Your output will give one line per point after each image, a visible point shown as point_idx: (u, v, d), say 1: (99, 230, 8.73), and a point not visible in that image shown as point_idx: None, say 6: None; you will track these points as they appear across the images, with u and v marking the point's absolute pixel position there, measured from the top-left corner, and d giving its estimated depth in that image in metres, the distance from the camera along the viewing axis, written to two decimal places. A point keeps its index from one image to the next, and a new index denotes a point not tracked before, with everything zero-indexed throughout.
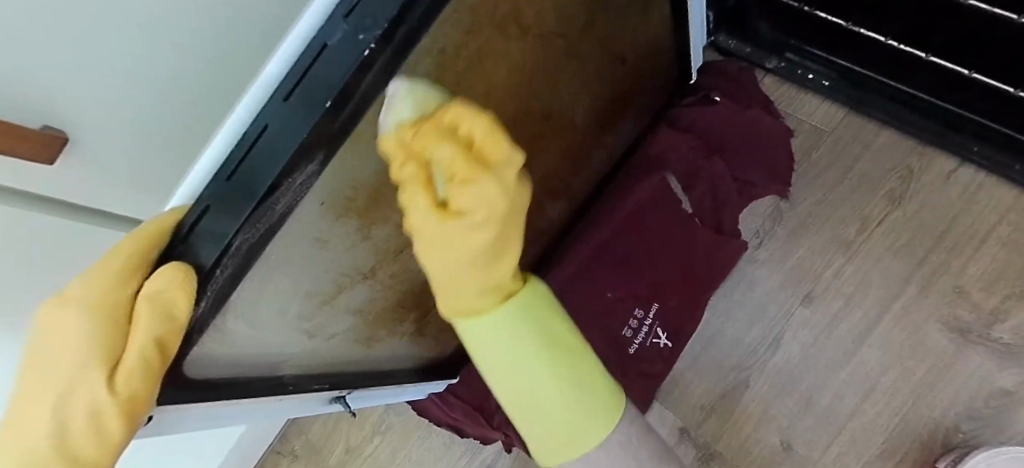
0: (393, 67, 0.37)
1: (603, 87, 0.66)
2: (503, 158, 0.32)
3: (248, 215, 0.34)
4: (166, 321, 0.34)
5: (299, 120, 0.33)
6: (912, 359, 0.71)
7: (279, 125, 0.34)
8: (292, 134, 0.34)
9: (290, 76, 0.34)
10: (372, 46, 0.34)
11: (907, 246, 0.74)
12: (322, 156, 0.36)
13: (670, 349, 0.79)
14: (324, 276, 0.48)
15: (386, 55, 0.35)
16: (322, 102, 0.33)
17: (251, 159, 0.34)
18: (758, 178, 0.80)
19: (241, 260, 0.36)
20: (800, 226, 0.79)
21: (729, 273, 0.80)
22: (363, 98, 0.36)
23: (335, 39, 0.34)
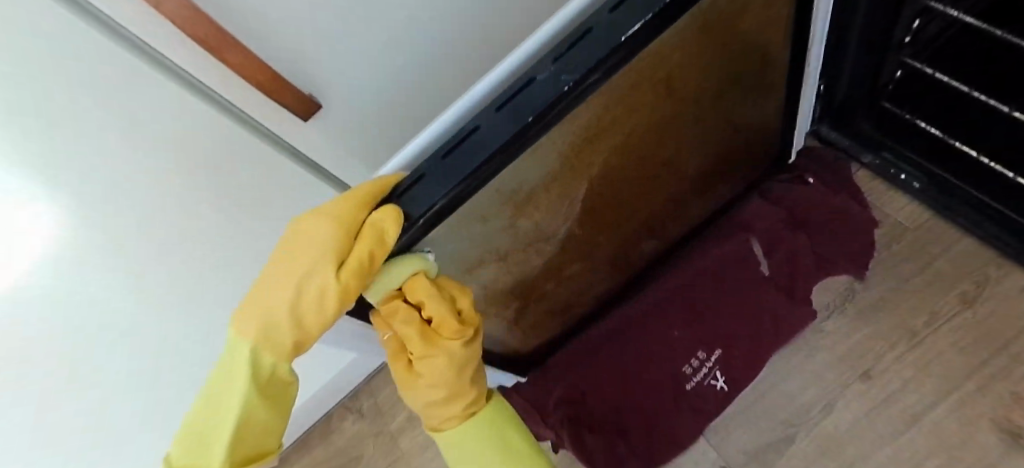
0: (576, 102, 0.50)
1: (713, 150, 0.78)
2: (439, 312, 0.49)
3: (454, 185, 0.49)
4: (381, 238, 0.46)
5: (502, 125, 0.49)
6: (956, 451, 0.74)
7: (490, 127, 0.49)
8: (498, 135, 0.49)
9: (504, 97, 0.50)
10: (570, 84, 0.48)
11: (972, 345, 0.78)
12: (509, 154, 0.50)
13: (726, 392, 0.87)
14: (478, 249, 0.61)
15: (577, 92, 0.49)
16: (525, 117, 0.48)
17: (465, 145, 0.50)
18: (839, 257, 0.88)
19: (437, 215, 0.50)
20: (870, 307, 0.85)
21: (795, 337, 0.87)
22: (552, 117, 0.50)
23: (541, 75, 0.49)
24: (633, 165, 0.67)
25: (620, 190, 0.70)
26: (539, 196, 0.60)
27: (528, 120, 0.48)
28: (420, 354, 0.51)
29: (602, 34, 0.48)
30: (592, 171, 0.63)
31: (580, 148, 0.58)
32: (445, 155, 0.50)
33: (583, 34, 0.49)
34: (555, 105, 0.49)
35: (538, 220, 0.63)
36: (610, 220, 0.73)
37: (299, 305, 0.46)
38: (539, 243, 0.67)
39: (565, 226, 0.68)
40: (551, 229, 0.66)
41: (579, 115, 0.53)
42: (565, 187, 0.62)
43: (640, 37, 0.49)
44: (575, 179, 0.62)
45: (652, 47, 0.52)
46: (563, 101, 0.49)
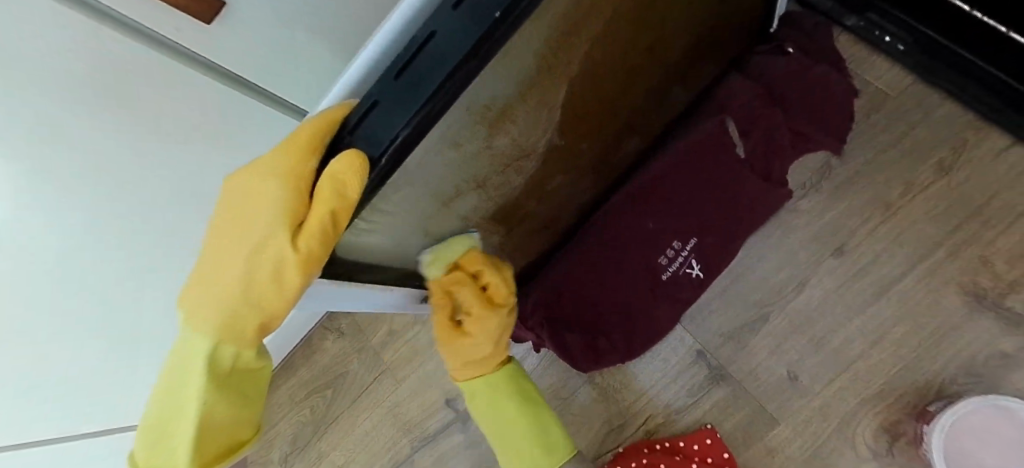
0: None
1: (696, 26, 0.68)
2: (502, 290, 0.63)
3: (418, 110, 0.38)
4: (338, 198, 0.37)
5: (466, 26, 0.37)
6: (924, 316, 0.78)
7: (449, 30, 0.37)
8: (459, 39, 0.37)
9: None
10: None
11: (943, 213, 0.79)
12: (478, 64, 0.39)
13: (701, 281, 0.86)
14: (446, 180, 0.51)
15: None
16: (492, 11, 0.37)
17: (421, 60, 0.38)
18: (816, 132, 0.84)
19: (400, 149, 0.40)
20: (847, 182, 0.84)
21: (771, 218, 0.87)
22: (522, 10, 0.39)
23: None
24: (615, 56, 0.58)
25: (601, 88, 0.61)
26: (514, 108, 0.50)
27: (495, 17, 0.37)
28: (478, 314, 0.61)
29: None
30: (571, 69, 0.53)
31: (558, 44, 0.48)
32: (400, 73, 0.38)
33: None
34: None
35: (517, 135, 0.54)
36: (590, 122, 0.65)
37: (251, 284, 0.39)
38: (518, 161, 0.58)
39: (546, 138, 0.59)
40: (529, 143, 0.57)
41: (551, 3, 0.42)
42: (544, 93, 0.52)
43: None
44: (553, 81, 0.52)
45: None
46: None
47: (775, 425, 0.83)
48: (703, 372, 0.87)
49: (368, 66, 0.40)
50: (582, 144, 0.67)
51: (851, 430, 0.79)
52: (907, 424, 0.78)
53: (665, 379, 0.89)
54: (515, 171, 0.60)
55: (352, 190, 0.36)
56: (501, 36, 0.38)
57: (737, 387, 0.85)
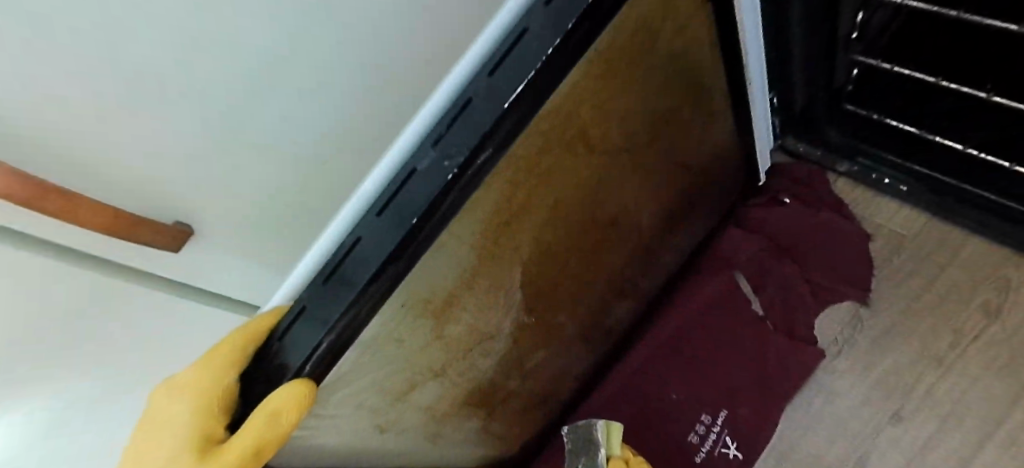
0: (475, 188, 0.42)
1: (670, 193, 0.68)
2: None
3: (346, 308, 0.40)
4: (266, 428, 0.38)
5: (390, 231, 0.41)
6: None
7: (372, 236, 0.41)
8: (383, 243, 0.41)
9: (383, 195, 0.41)
10: (453, 171, 0.40)
11: (1010, 364, 0.68)
12: (402, 261, 0.42)
13: (741, 461, 0.74)
14: (398, 373, 0.50)
15: (466, 178, 0.41)
16: (408, 215, 0.41)
17: (347, 266, 0.41)
18: (834, 281, 0.78)
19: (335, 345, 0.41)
20: (884, 334, 0.74)
21: (807, 381, 0.75)
22: (446, 210, 0.42)
23: (423, 165, 0.41)
24: (571, 232, 0.57)
25: (566, 262, 0.60)
26: (461, 296, 0.50)
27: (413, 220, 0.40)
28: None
29: (481, 103, 0.40)
30: (519, 252, 0.53)
31: (498, 231, 0.49)
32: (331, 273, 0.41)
33: (461, 105, 0.41)
34: (441, 198, 0.41)
35: (473, 321, 0.53)
36: (560, 297, 0.63)
37: None
38: (481, 343, 0.57)
39: (511, 318, 0.58)
40: (492, 324, 0.56)
41: (478, 202, 0.44)
42: (496, 277, 0.52)
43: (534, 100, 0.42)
44: (501, 266, 0.52)
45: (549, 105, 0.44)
46: (454, 187, 0.41)
47: None
48: None
49: (307, 268, 0.43)
50: (559, 318, 0.65)
51: None
52: None
53: None
54: (481, 354, 0.58)
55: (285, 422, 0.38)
56: (425, 235, 0.41)
57: None
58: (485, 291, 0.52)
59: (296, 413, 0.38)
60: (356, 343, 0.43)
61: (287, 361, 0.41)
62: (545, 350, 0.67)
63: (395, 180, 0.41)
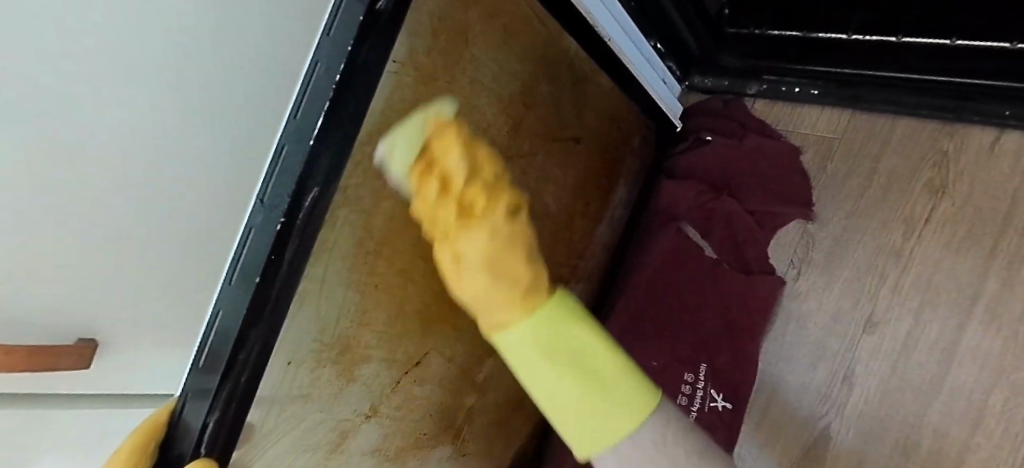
0: (313, 228, 0.42)
1: (570, 167, 0.67)
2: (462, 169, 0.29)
3: (216, 385, 0.39)
4: None
5: (241, 296, 0.39)
6: (1017, 372, 0.59)
7: (228, 306, 0.39)
8: (236, 311, 0.39)
9: (231, 264, 0.40)
10: (281, 219, 0.39)
11: (968, 238, 0.64)
12: (266, 323, 0.41)
13: (732, 411, 0.71)
14: (319, 429, 0.49)
15: (301, 221, 0.40)
16: (253, 276, 0.39)
17: (212, 342, 0.40)
18: (776, 204, 0.74)
19: (230, 422, 0.41)
20: (837, 244, 0.71)
21: (776, 314, 0.73)
22: (291, 259, 0.41)
23: (256, 222, 0.39)
24: None
25: None
26: (356, 335, 0.49)
27: (255, 281, 0.39)
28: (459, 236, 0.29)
29: (291, 145, 0.39)
30: (405, 275, 0.52)
31: (368, 262, 0.48)
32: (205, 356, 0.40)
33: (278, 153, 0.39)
34: (279, 250, 0.39)
35: (386, 354, 0.53)
36: None
37: None
38: (409, 372, 0.56)
39: (430, 340, 0.57)
40: (406, 351, 0.55)
41: (328, 239, 0.44)
42: (388, 306, 0.51)
43: (341, 130, 0.41)
44: (391, 293, 0.51)
45: (368, 128, 0.44)
46: (292, 234, 0.40)
47: None
48: None
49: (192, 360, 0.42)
50: None
51: None
52: None
53: None
54: (411, 382, 0.56)
55: None
56: (279, 289, 0.40)
57: None
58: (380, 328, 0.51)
59: None
60: (257, 406, 0.43)
61: (183, 447, 0.40)
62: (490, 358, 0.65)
63: (239, 246, 0.40)
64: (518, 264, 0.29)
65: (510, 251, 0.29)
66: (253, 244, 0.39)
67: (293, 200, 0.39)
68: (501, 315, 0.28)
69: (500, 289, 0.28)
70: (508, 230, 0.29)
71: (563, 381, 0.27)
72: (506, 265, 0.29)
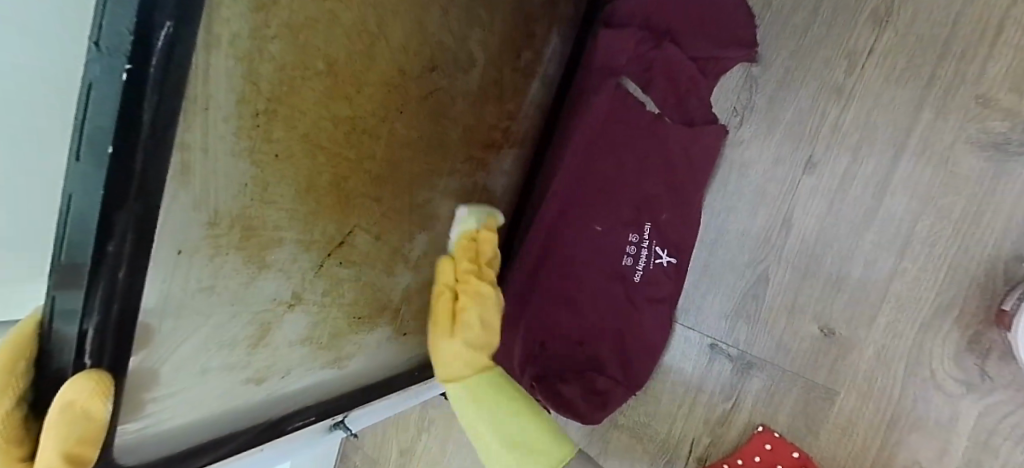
0: (175, 77, 0.30)
1: (497, 12, 0.58)
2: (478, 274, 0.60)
3: (87, 289, 0.29)
4: (76, 427, 0.31)
5: (92, 175, 0.28)
6: (945, 197, 0.62)
7: (78, 191, 0.28)
8: (90, 194, 0.28)
9: (74, 136, 0.29)
10: (130, 66, 0.27)
11: (908, 68, 0.63)
12: (139, 203, 0.31)
13: (676, 265, 0.74)
14: (237, 323, 0.43)
15: (158, 70, 0.29)
16: (102, 149, 0.28)
17: (68, 233, 0.29)
18: (720, 48, 0.69)
19: (117, 330, 0.32)
20: (780, 86, 0.69)
21: (717, 164, 0.73)
22: (154, 122, 0.30)
23: (96, 74, 0.28)
24: (380, 96, 0.48)
25: (396, 135, 0.51)
26: (260, 215, 0.41)
27: (110, 153, 0.28)
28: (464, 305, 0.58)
29: None
30: (312, 143, 0.43)
31: (260, 125, 0.38)
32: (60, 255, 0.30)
33: None
34: (135, 110, 0.28)
35: (303, 236, 0.46)
36: (406, 176, 0.55)
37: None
38: (336, 250, 0.50)
39: (354, 215, 0.50)
40: (330, 230, 0.48)
41: (201, 92, 0.33)
42: (296, 180, 0.43)
43: None
44: (299, 165, 0.43)
45: None
46: (148, 89, 0.29)
47: (835, 396, 0.68)
48: (725, 367, 0.74)
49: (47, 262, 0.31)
50: (422, 195, 0.58)
51: (925, 369, 0.64)
52: (990, 335, 0.61)
53: (694, 388, 0.76)
54: (338, 264, 0.51)
55: (96, 411, 0.31)
56: (144, 160, 0.30)
57: (771, 369, 0.71)
58: (301, 205, 0.44)
59: (105, 399, 0.31)
60: (149, 306, 0.34)
61: (63, 360, 0.32)
62: (421, 233, 0.61)
63: (79, 108, 0.28)
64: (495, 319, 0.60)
65: (490, 314, 0.59)
66: (98, 106, 0.28)
67: (138, 43, 0.27)
68: (473, 364, 0.59)
69: (478, 351, 0.59)
70: (492, 301, 0.60)
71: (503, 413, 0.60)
72: (488, 316, 0.59)
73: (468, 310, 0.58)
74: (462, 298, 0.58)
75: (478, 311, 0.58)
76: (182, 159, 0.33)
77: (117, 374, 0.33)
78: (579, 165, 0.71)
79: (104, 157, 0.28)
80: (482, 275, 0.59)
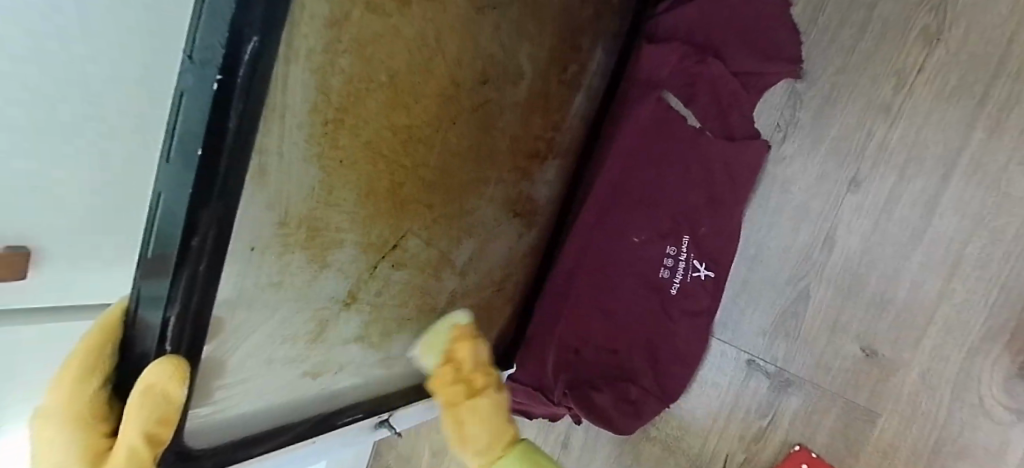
0: (258, 87, 0.33)
1: (545, 27, 0.60)
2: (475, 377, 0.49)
3: (172, 279, 0.32)
4: (156, 407, 0.34)
5: (184, 175, 0.31)
6: (998, 219, 0.60)
7: (169, 189, 0.31)
8: (181, 192, 0.31)
9: (166, 141, 0.32)
10: (221, 77, 0.30)
11: (960, 87, 0.62)
12: (221, 202, 0.33)
13: (714, 279, 0.74)
14: (298, 319, 0.45)
15: (243, 80, 0.32)
16: (191, 149, 0.31)
17: (159, 228, 0.32)
18: (764, 64, 0.70)
19: (195, 319, 0.35)
20: (825, 103, 0.68)
21: (759, 179, 0.73)
22: (237, 127, 0.33)
23: (190, 83, 0.31)
24: (434, 108, 0.50)
25: (448, 144, 0.54)
26: (323, 217, 0.44)
27: (199, 155, 0.30)
28: (467, 403, 0.48)
29: None
30: (372, 150, 0.46)
31: (329, 133, 0.41)
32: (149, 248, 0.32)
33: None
34: (223, 116, 0.31)
35: (361, 239, 0.48)
36: (456, 184, 0.57)
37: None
38: (389, 252, 0.53)
39: (407, 221, 0.53)
40: (385, 233, 0.51)
41: (280, 101, 0.36)
42: (357, 185, 0.46)
43: None
44: (360, 170, 0.45)
45: None
46: (235, 98, 0.31)
47: (877, 419, 0.66)
48: (763, 384, 0.73)
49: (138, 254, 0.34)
50: (470, 203, 0.60)
51: (974, 397, 0.62)
52: None
53: (729, 404, 0.76)
54: (390, 266, 0.53)
55: (174, 393, 0.34)
56: (228, 163, 0.33)
57: (810, 388, 0.70)
58: (360, 209, 0.47)
59: (183, 382, 0.34)
60: (223, 298, 0.37)
61: (146, 345, 0.35)
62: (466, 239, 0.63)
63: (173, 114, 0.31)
64: (501, 418, 0.50)
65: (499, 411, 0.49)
66: (191, 112, 0.31)
67: (229, 55, 0.30)
68: (497, 445, 0.48)
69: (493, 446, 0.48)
70: (500, 398, 0.51)
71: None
72: (496, 412, 0.49)
73: (480, 401, 0.49)
74: (467, 395, 0.49)
75: (484, 426, 0.48)
76: (260, 163, 0.35)
77: (191, 359, 0.36)
78: (617, 176, 0.74)
79: (194, 159, 0.30)
80: (478, 376, 0.49)
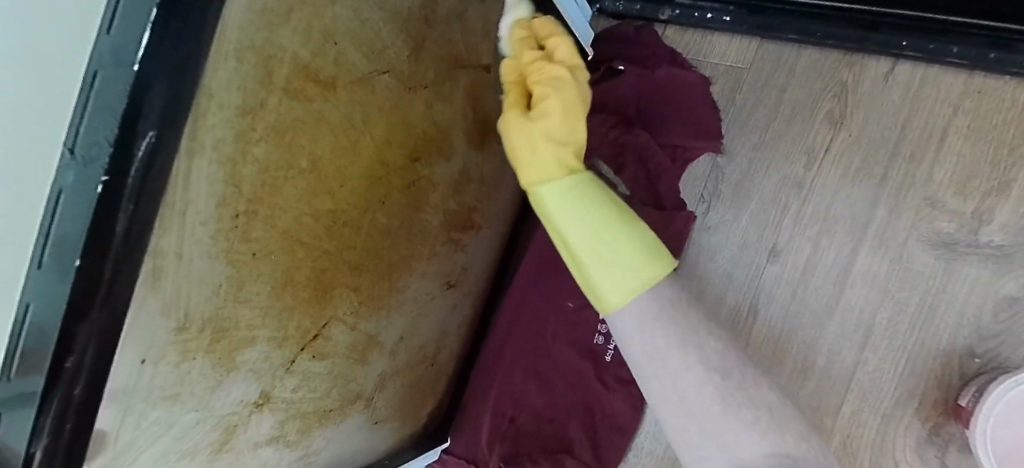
0: (156, 188, 0.29)
1: (476, 98, 0.61)
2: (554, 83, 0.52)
3: (40, 408, 0.26)
4: None
5: (54, 287, 0.26)
6: (902, 290, 0.66)
7: (37, 300, 0.26)
8: (50, 306, 0.26)
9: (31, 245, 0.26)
10: (106, 176, 0.26)
11: (862, 168, 0.68)
12: (100, 317, 0.28)
13: None
14: (198, 429, 0.40)
15: (136, 180, 0.27)
16: (69, 262, 0.26)
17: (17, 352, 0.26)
18: (689, 138, 0.73)
19: (66, 449, 0.29)
20: (745, 176, 0.72)
21: (687, 246, 0.74)
22: (125, 233, 0.28)
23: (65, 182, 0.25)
24: (360, 188, 0.48)
25: (376, 224, 0.52)
26: (231, 315, 0.39)
27: (75, 264, 0.25)
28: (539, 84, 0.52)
29: (105, 69, 0.25)
30: (291, 238, 0.42)
31: (239, 226, 0.37)
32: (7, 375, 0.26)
33: (88, 81, 0.25)
34: (107, 219, 0.26)
35: (275, 333, 0.44)
36: (386, 262, 0.55)
37: None
38: (309, 344, 0.49)
39: (329, 306, 0.49)
40: (305, 323, 0.47)
41: (180, 197, 0.32)
42: (272, 276, 0.42)
43: (185, 41, 0.28)
44: (274, 260, 0.42)
45: (231, 45, 0.32)
46: (124, 198, 0.27)
47: None
48: None
49: None
50: (401, 280, 0.58)
51: (889, 460, 0.66)
52: (948, 428, 0.64)
53: None
54: (311, 358, 0.49)
55: None
56: (113, 271, 0.28)
57: None
58: (275, 302, 0.43)
59: None
60: (105, 416, 0.31)
61: None
62: (397, 317, 0.59)
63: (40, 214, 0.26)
64: (579, 119, 0.52)
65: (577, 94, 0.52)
66: (64, 217, 0.25)
67: (118, 153, 0.26)
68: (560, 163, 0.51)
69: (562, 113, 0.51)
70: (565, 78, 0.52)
71: (601, 220, 0.49)
72: (572, 109, 0.52)
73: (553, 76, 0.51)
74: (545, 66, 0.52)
75: (559, 95, 0.51)
76: (154, 267, 0.31)
77: None
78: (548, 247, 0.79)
79: (70, 266, 0.25)
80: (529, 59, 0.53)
